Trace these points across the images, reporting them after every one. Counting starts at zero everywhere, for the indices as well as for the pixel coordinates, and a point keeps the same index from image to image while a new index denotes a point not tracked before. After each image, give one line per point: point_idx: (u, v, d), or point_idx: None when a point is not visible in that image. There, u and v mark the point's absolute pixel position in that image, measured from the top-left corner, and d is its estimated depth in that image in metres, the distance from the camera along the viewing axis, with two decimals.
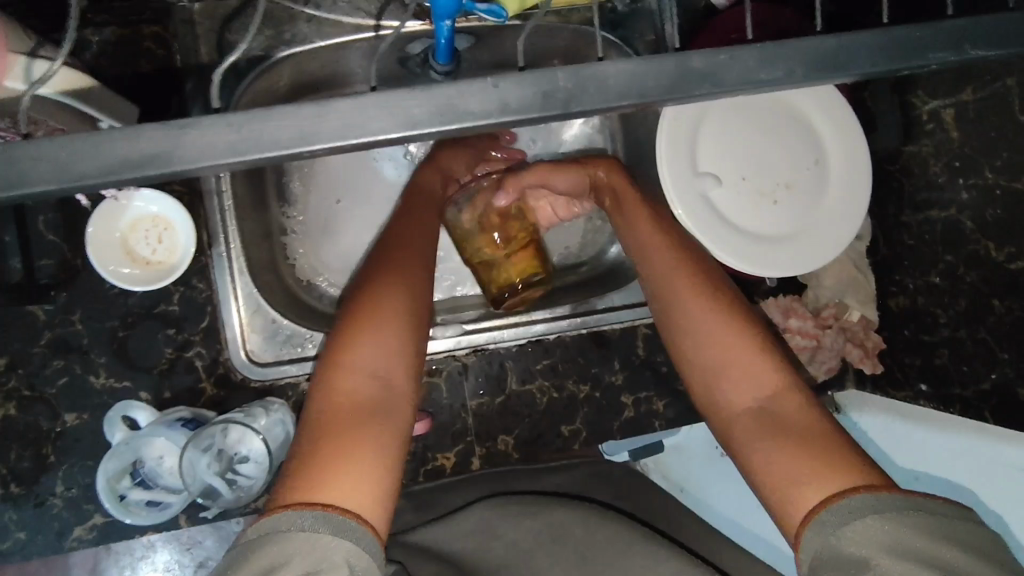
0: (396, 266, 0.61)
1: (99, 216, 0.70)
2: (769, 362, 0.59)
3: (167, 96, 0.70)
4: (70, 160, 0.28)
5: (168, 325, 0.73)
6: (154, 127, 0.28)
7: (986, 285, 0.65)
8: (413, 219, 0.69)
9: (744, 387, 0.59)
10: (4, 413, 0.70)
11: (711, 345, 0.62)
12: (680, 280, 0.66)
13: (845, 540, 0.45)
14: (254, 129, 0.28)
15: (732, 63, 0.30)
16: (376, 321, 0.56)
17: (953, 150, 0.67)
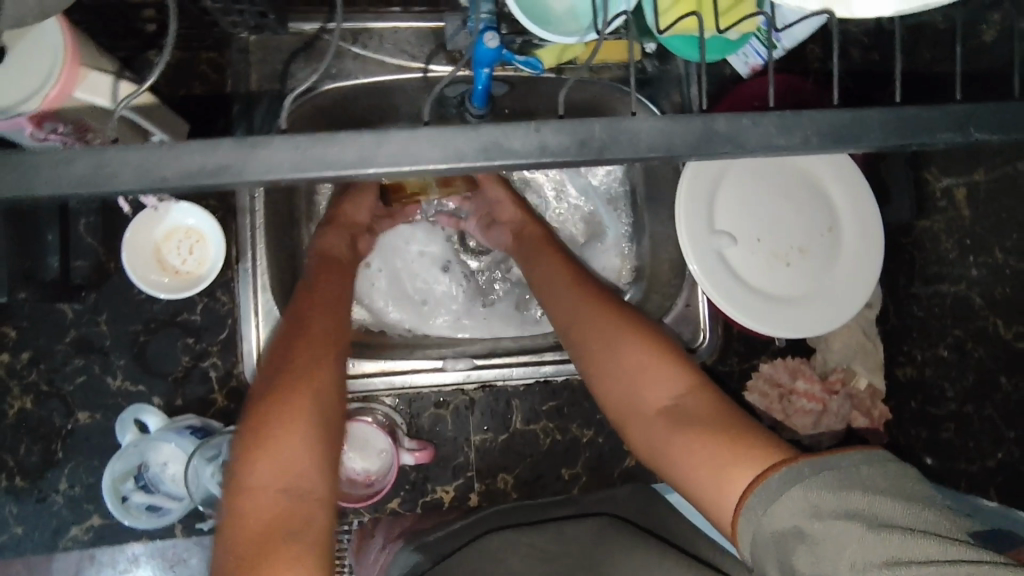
0: (313, 354, 0.56)
1: (138, 224, 0.72)
2: (682, 368, 0.59)
3: (214, 118, 0.75)
4: (155, 164, 0.30)
5: (188, 334, 0.75)
6: (231, 143, 0.31)
7: (993, 362, 0.67)
8: (326, 287, 0.65)
9: (656, 388, 0.58)
10: (21, 406, 0.72)
11: (628, 360, 0.60)
12: (589, 316, 0.65)
13: (773, 519, 0.43)
14: (319, 151, 0.31)
15: (753, 126, 0.33)
16: (288, 420, 0.51)
17: (965, 227, 0.69)
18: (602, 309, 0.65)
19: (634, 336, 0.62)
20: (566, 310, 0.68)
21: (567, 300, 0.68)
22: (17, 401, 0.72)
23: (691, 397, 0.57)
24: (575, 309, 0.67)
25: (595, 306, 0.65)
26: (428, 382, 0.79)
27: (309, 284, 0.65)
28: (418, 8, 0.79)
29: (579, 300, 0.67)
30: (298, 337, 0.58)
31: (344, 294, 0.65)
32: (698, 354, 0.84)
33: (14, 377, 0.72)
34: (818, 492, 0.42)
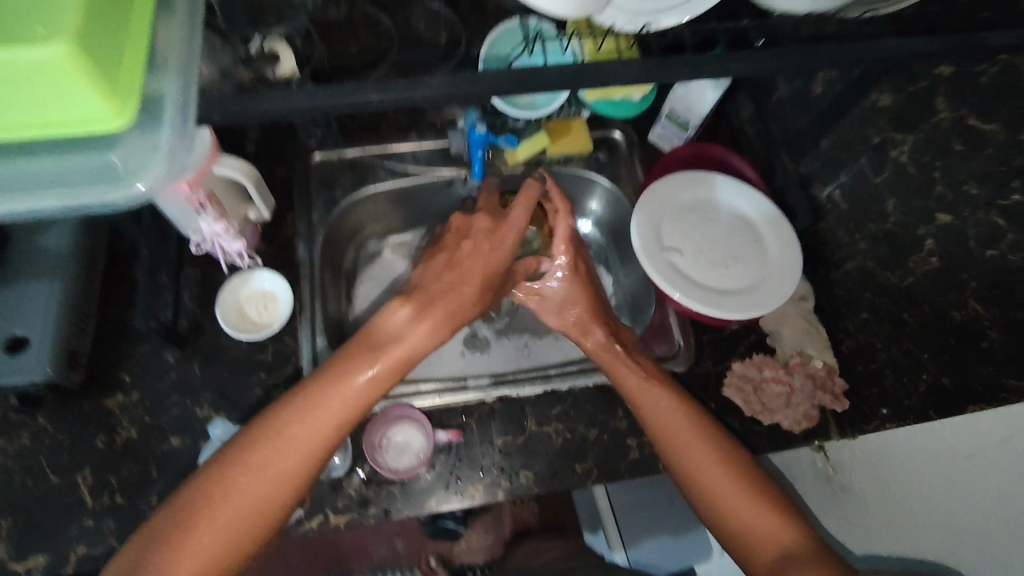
0: (263, 476, 0.68)
1: (230, 284, 0.95)
2: (780, 518, 0.75)
3: (285, 213, 1.02)
4: (309, 98, 0.55)
5: (261, 370, 0.94)
6: (355, 89, 0.56)
7: (895, 305, 0.84)
8: (328, 402, 0.72)
9: (756, 520, 0.75)
10: (128, 434, 0.88)
11: (711, 483, 0.79)
12: (697, 446, 0.81)
13: None
14: (391, 87, 0.56)
15: (617, 72, 0.59)
16: (217, 518, 0.67)
17: (851, 217, 0.91)
18: (702, 439, 0.82)
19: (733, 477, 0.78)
20: (667, 426, 0.83)
21: (672, 420, 0.83)
22: (125, 431, 0.89)
23: (783, 534, 0.74)
24: (678, 430, 0.82)
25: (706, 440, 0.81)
26: (460, 400, 0.95)
27: (313, 392, 0.72)
28: (431, 134, 1.10)
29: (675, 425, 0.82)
30: (260, 453, 0.69)
31: (349, 413, 0.73)
32: (676, 359, 1.00)
33: (125, 411, 0.89)
34: None
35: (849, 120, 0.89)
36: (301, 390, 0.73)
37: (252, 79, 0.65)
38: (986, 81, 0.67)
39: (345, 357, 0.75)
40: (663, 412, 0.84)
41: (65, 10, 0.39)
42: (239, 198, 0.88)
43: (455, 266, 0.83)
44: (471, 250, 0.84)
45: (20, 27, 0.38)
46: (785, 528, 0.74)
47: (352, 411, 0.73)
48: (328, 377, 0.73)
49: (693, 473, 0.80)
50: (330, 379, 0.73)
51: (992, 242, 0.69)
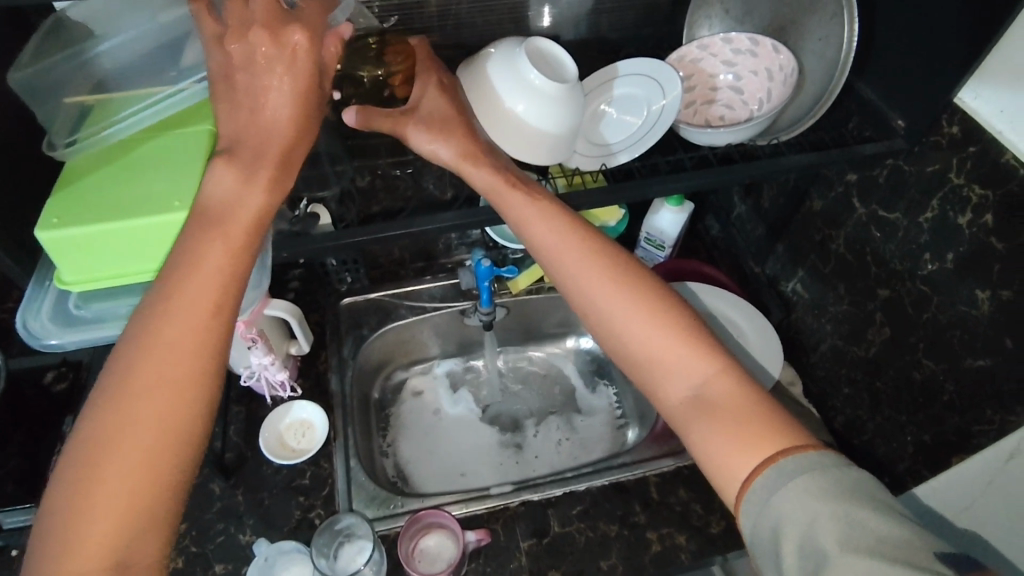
0: (143, 397, 0.51)
1: (273, 414, 1.07)
2: (704, 360, 0.57)
3: (318, 351, 1.16)
4: (359, 235, 0.77)
5: (299, 493, 1.01)
6: (394, 227, 0.77)
7: (869, 375, 0.94)
8: (198, 274, 0.55)
9: (680, 377, 0.57)
10: (175, 565, 0.94)
11: (624, 324, 0.60)
12: (598, 275, 0.62)
13: (775, 507, 0.48)
14: (423, 229, 0.77)
15: (587, 198, 0.76)
16: (106, 477, 0.49)
17: (814, 304, 1.04)
18: (605, 268, 0.62)
19: (641, 308, 0.60)
20: (571, 266, 0.63)
21: (564, 254, 0.64)
22: (172, 561, 0.94)
23: (714, 386, 0.56)
24: (583, 264, 0.63)
25: (609, 274, 0.62)
26: (485, 507, 1.01)
27: (185, 294, 0.54)
28: (442, 274, 1.27)
29: (569, 264, 0.63)
30: (118, 374, 0.51)
31: (200, 331, 0.53)
32: (681, 455, 1.07)
33: (173, 544, 0.95)
34: (791, 500, 0.48)
35: (795, 226, 1.06)
36: (179, 260, 0.55)
37: (298, 230, 0.82)
38: (883, 181, 0.85)
39: (193, 225, 0.57)
40: (556, 248, 0.64)
41: (190, 191, 0.67)
42: (283, 337, 1.07)
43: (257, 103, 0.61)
44: (247, 52, 0.60)
45: (162, 201, 0.66)
46: (719, 381, 0.56)
47: (230, 282, 0.56)
48: (184, 250, 0.56)
49: (595, 309, 0.62)
50: (188, 250, 0.56)
51: (924, 305, 0.82)
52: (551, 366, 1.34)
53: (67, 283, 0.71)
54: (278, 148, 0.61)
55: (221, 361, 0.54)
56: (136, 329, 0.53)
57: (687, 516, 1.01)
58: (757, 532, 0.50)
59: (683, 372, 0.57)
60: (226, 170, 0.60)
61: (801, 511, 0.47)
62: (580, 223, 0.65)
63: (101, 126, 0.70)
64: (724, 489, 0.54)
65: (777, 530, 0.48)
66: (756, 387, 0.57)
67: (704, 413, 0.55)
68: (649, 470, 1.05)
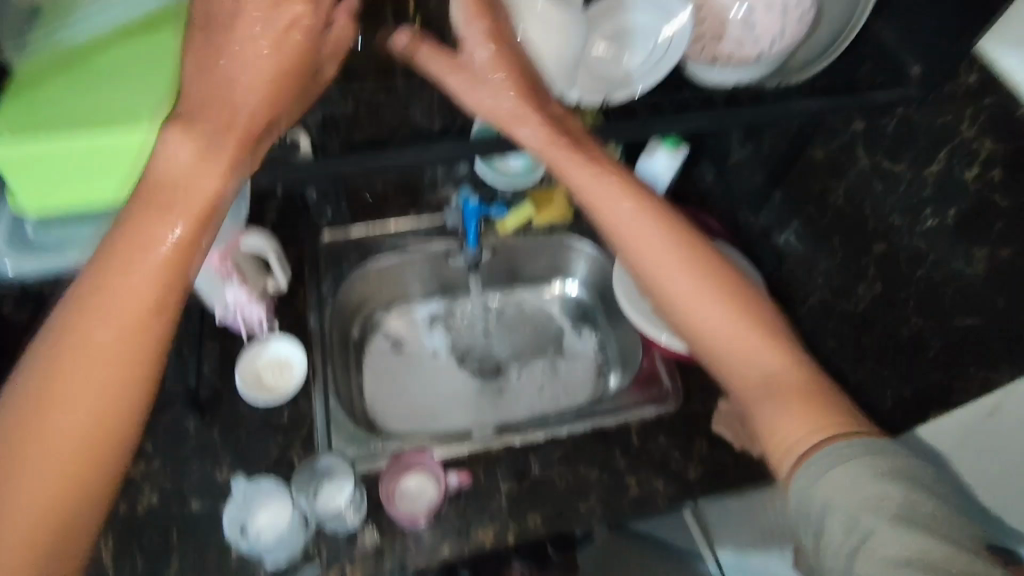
0: (70, 386, 0.47)
1: (248, 352, 1.03)
2: (770, 339, 0.59)
3: (297, 287, 1.13)
4: (341, 165, 0.72)
5: (277, 432, 0.99)
6: (380, 157, 0.72)
7: (855, 329, 0.94)
8: (140, 257, 0.49)
9: (748, 353, 0.59)
10: (148, 501, 0.92)
11: (692, 301, 0.61)
12: (668, 248, 0.62)
13: (826, 483, 0.52)
14: (411, 160, 0.73)
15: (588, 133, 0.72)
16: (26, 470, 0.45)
17: (805, 256, 1.03)
18: (672, 241, 0.62)
19: (711, 285, 0.61)
20: (639, 238, 0.63)
21: (631, 223, 0.63)
22: (146, 498, 0.92)
23: (782, 366, 0.58)
24: (652, 235, 0.62)
25: (683, 250, 0.62)
26: (466, 449, 1.01)
27: (125, 277, 0.48)
28: (428, 211, 1.22)
29: (646, 237, 0.62)
30: (48, 359, 0.47)
31: (137, 322, 0.48)
32: (664, 403, 1.08)
33: (146, 480, 0.93)
34: (836, 476, 0.52)
35: (795, 175, 1.03)
36: (116, 239, 0.49)
37: (275, 158, 0.77)
38: (891, 131, 0.82)
39: (138, 198, 0.51)
40: (631, 221, 0.63)
41: (151, 107, 0.61)
42: (258, 271, 1.03)
43: (226, 8, 0.53)
44: None
45: (120, 117, 0.61)
46: (785, 361, 0.58)
47: (180, 266, 0.50)
48: (125, 228, 0.50)
49: (661, 281, 0.62)
50: (131, 228, 0.50)
51: (920, 262, 0.81)
52: (535, 310, 1.32)
53: (24, 210, 0.68)
54: (250, 57, 0.53)
55: (159, 355, 0.50)
56: (68, 310, 0.48)
57: (665, 461, 1.02)
58: (807, 500, 0.53)
59: (753, 358, 0.58)
60: (183, 132, 0.52)
61: (847, 491, 0.51)
62: (646, 193, 0.64)
63: (49, 31, 0.63)
64: (779, 464, 0.57)
65: (825, 504, 0.52)
66: (817, 369, 0.59)
67: (764, 389, 0.57)
68: (631, 417, 1.06)
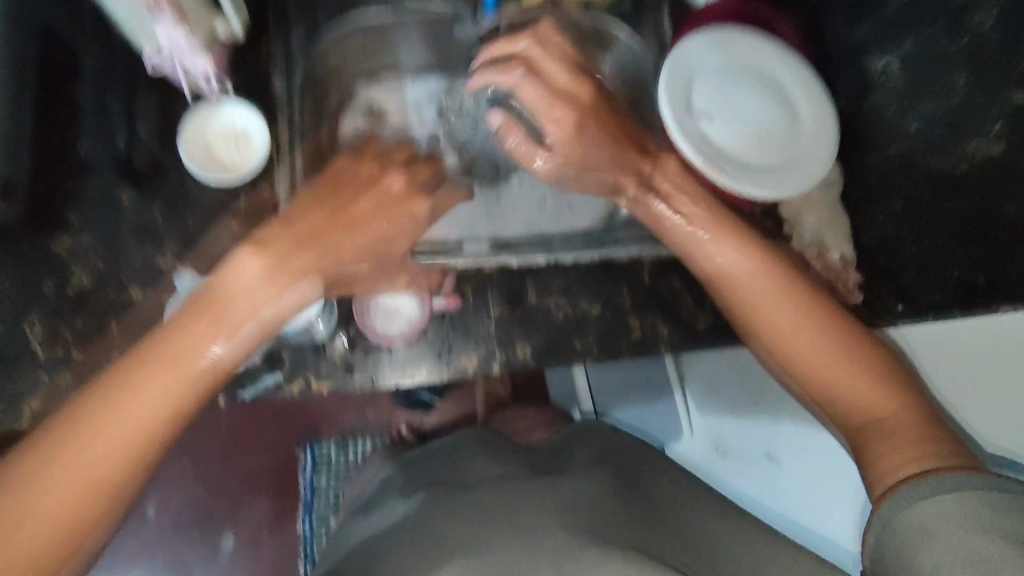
0: (117, 420, 0.63)
1: (196, 115, 0.83)
2: (872, 385, 0.68)
3: (256, 41, 0.89)
4: None
5: (234, 219, 0.84)
6: None
7: (939, 193, 0.78)
8: (181, 354, 0.67)
9: (863, 394, 0.67)
10: (79, 283, 0.79)
11: (802, 352, 0.70)
12: (784, 308, 0.72)
13: (912, 515, 0.59)
14: None
15: None
16: (72, 467, 0.61)
17: (900, 90, 0.82)
18: (781, 298, 0.72)
19: (820, 337, 0.70)
20: (756, 296, 0.73)
21: (750, 279, 0.74)
22: (76, 279, 0.79)
23: (883, 406, 0.67)
24: (763, 294, 0.73)
25: (805, 306, 0.71)
26: (454, 265, 0.89)
27: (170, 354, 0.67)
28: None
29: (763, 292, 0.73)
30: (112, 396, 0.64)
31: (180, 393, 0.66)
32: None
33: (76, 258, 0.79)
34: (919, 511, 0.59)
35: None
36: (180, 329, 0.68)
37: None
38: None
39: (197, 304, 0.70)
40: (746, 279, 0.74)
41: None
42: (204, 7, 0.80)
43: None
44: None
45: None
46: (900, 406, 0.66)
47: (214, 372, 0.69)
48: (176, 335, 0.68)
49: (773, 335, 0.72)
50: (178, 325, 0.69)
51: None
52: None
53: None
54: None
55: (161, 435, 0.66)
56: (126, 364, 0.66)
57: (675, 306, 0.92)
58: (891, 525, 0.61)
59: (869, 403, 0.67)
60: (254, 253, 0.73)
61: (940, 523, 0.57)
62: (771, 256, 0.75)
63: None
64: (877, 486, 0.64)
65: (930, 532, 0.58)
66: (916, 407, 0.66)
67: (869, 424, 0.66)
68: (647, 252, 0.93)
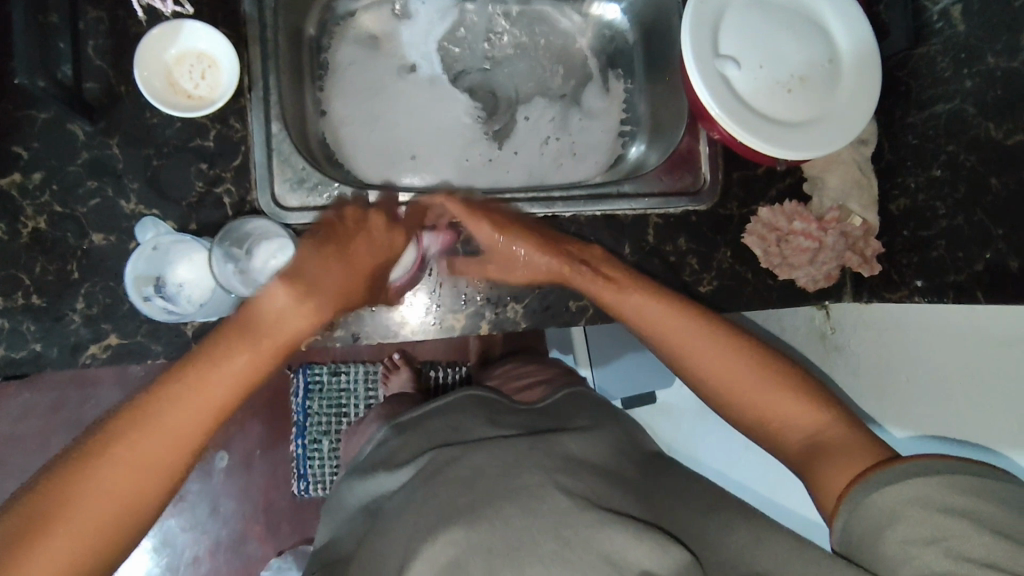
0: (166, 440, 0.51)
1: (153, 37, 0.73)
2: (797, 401, 0.62)
3: None
4: None
5: (202, 159, 0.76)
6: None
7: (984, 166, 0.70)
8: (239, 362, 0.55)
9: (788, 415, 0.62)
10: (34, 226, 0.72)
11: (720, 376, 0.66)
12: (693, 336, 0.67)
13: (886, 497, 0.52)
14: None
15: None
16: (82, 506, 0.48)
17: (962, 41, 0.72)
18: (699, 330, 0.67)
19: (736, 358, 0.65)
20: (662, 325, 0.69)
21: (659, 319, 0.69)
22: (29, 222, 0.72)
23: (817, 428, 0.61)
24: (662, 317, 0.69)
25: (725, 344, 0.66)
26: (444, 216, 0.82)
27: (227, 367, 0.55)
28: None
29: (675, 325, 0.68)
30: (148, 414, 0.51)
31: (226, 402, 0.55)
32: (698, 197, 0.88)
33: (27, 198, 0.72)
34: (897, 496, 0.52)
35: None
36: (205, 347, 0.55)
37: None
38: None
39: (238, 321, 0.57)
40: (645, 312, 0.69)
41: None
42: None
43: None
44: None
45: None
46: (824, 423, 0.61)
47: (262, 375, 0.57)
48: (215, 348, 0.56)
49: (692, 367, 0.67)
50: (230, 335, 0.57)
51: None
52: (558, 43, 1.01)
53: None
54: None
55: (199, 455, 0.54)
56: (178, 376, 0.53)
57: (678, 269, 0.86)
58: (852, 524, 0.54)
59: (797, 417, 0.62)
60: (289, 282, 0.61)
61: (909, 509, 0.51)
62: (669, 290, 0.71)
63: None
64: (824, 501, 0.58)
65: (892, 514, 0.52)
66: (845, 419, 0.61)
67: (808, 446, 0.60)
68: (653, 209, 0.86)
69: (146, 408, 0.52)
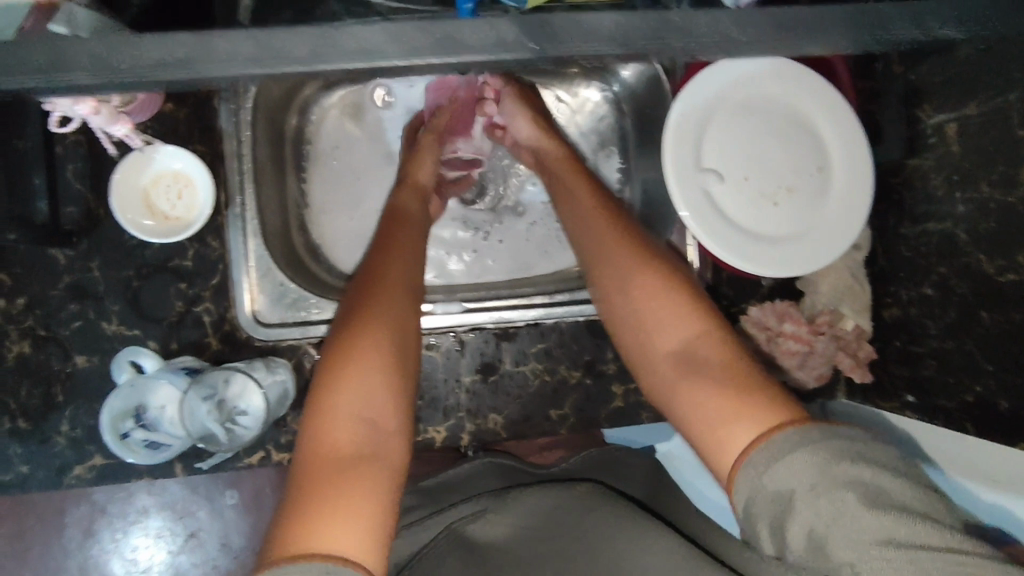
0: (358, 376, 0.59)
1: (126, 166, 0.74)
2: (688, 315, 0.61)
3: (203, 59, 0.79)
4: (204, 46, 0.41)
5: (180, 279, 0.77)
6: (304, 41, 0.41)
7: (975, 296, 0.67)
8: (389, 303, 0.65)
9: (666, 335, 0.61)
10: (19, 350, 0.74)
11: (635, 293, 0.63)
12: (621, 255, 0.66)
13: (776, 475, 0.46)
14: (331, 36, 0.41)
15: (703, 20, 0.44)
16: (325, 445, 0.56)
17: (956, 164, 0.68)
18: (628, 257, 0.66)
19: (646, 276, 0.63)
20: (596, 250, 0.69)
21: (595, 236, 0.69)
22: (14, 346, 0.74)
23: (700, 344, 0.58)
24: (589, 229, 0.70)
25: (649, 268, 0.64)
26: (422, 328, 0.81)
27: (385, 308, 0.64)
28: None
29: (604, 251, 0.67)
30: (341, 361, 0.60)
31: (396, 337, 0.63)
32: None
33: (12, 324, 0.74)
34: (798, 472, 0.45)
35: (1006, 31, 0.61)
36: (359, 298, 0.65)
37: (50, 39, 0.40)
38: None
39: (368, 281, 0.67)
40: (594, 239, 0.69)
41: None
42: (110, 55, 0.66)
43: None
44: None
45: None
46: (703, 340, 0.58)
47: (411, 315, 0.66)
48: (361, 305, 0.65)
49: (606, 288, 0.66)
50: (368, 287, 0.66)
51: None
52: None
53: None
54: None
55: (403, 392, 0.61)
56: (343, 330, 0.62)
57: None
58: (753, 509, 0.48)
59: (684, 336, 0.60)
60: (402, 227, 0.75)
61: (803, 493, 0.44)
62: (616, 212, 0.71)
63: None
64: (719, 461, 0.52)
65: (788, 502, 0.45)
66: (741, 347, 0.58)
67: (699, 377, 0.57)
68: None
69: (336, 359, 0.60)
